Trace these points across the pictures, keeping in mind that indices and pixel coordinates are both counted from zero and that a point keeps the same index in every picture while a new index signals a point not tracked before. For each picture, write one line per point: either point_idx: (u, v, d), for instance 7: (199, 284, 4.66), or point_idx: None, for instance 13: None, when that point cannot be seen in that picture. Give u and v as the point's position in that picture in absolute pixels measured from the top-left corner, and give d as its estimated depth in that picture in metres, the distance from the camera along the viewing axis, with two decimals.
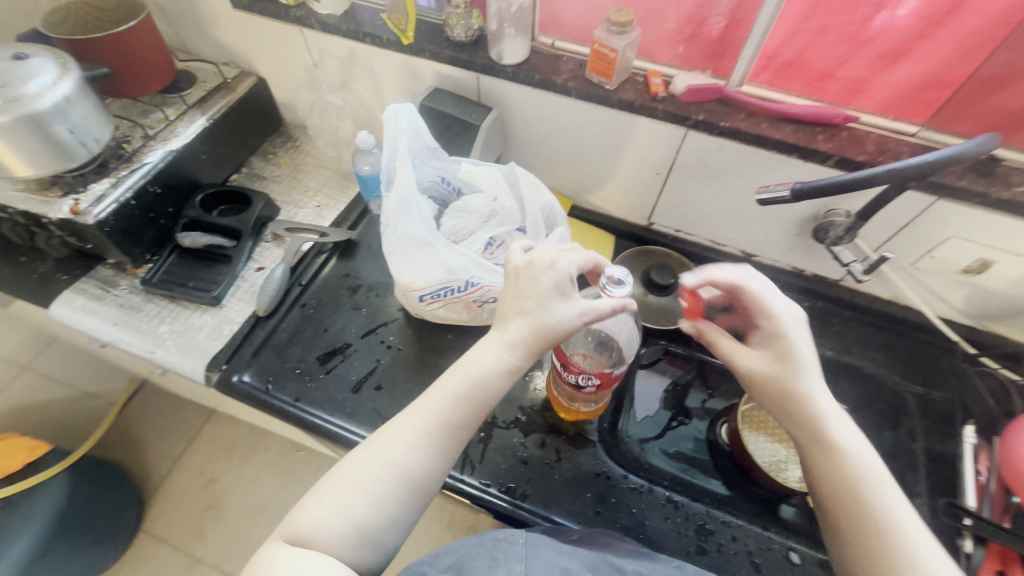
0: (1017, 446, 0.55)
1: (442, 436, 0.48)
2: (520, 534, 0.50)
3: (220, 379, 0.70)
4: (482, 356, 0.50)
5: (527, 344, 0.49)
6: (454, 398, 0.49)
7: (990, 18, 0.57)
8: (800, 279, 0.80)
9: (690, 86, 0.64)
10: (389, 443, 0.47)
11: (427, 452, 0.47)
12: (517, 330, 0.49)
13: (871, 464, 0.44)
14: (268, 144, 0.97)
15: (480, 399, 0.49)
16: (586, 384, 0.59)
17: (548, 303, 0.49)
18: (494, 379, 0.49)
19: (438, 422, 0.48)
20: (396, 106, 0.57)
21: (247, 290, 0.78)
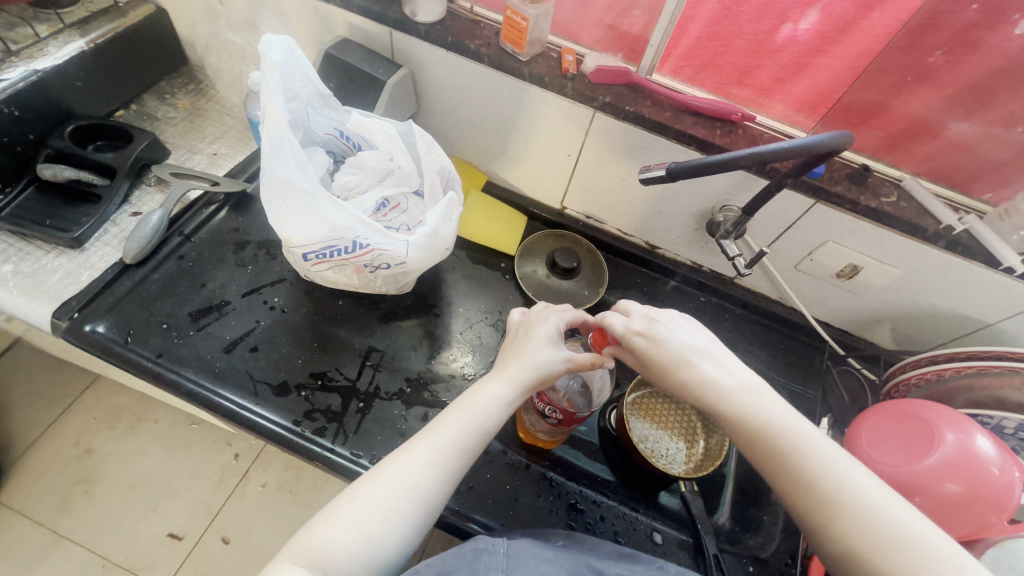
0: (858, 439, 0.57)
1: (455, 457, 0.47)
2: (501, 543, 0.47)
3: (68, 329, 0.62)
4: (488, 386, 0.51)
5: (536, 377, 0.52)
6: (467, 421, 0.49)
7: (876, 38, 0.60)
8: (699, 274, 0.83)
9: (599, 66, 0.64)
10: (400, 461, 0.46)
11: (442, 474, 0.46)
12: (520, 368, 0.52)
13: (773, 407, 0.43)
14: (167, 82, 0.89)
15: (486, 427, 0.49)
16: (551, 416, 0.61)
17: (540, 348, 0.54)
18: (495, 411, 0.50)
19: (449, 444, 0.48)
20: (265, 38, 0.53)
21: (115, 234, 0.70)
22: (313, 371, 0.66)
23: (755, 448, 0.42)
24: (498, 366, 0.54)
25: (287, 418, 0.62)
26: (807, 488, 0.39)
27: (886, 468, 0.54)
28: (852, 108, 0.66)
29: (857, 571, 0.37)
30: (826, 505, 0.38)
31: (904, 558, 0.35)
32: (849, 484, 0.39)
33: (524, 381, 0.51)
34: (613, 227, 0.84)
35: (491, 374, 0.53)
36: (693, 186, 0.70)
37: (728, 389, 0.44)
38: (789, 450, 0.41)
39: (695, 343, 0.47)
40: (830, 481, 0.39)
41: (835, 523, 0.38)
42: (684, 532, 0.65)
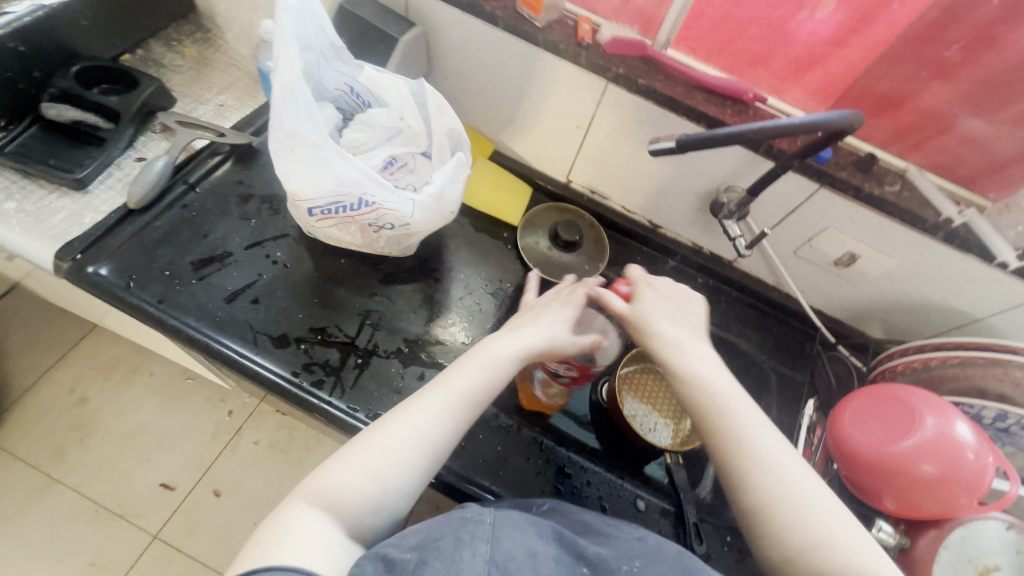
0: (843, 421, 0.59)
1: (464, 416, 0.49)
2: (489, 513, 0.44)
3: (71, 269, 0.63)
4: (498, 344, 0.53)
5: (545, 338, 0.54)
6: (478, 378, 0.51)
7: (892, 31, 0.60)
8: (699, 256, 0.84)
9: (615, 37, 0.64)
10: (410, 410, 0.48)
11: (454, 425, 0.48)
12: (533, 332, 0.54)
13: (713, 378, 0.50)
14: (174, 29, 0.87)
15: (495, 385, 0.51)
16: (562, 373, 0.65)
17: (553, 319, 0.56)
18: (505, 366, 0.52)
19: (460, 397, 0.49)
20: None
21: (119, 179, 0.70)
22: (312, 326, 0.67)
23: (693, 406, 0.49)
24: (508, 329, 0.56)
25: (286, 369, 0.63)
26: (733, 442, 0.46)
27: (870, 448, 0.56)
28: (863, 98, 0.66)
29: (765, 518, 0.43)
30: (743, 459, 0.45)
31: (803, 510, 0.42)
32: (767, 446, 0.46)
33: (535, 340, 0.54)
34: (617, 204, 0.84)
35: (500, 333, 0.55)
36: (700, 164, 0.70)
37: (680, 354, 0.51)
38: (723, 410, 0.47)
39: (692, 331, 0.54)
40: (729, 425, 0.47)
41: (751, 477, 0.44)
42: (667, 502, 0.66)
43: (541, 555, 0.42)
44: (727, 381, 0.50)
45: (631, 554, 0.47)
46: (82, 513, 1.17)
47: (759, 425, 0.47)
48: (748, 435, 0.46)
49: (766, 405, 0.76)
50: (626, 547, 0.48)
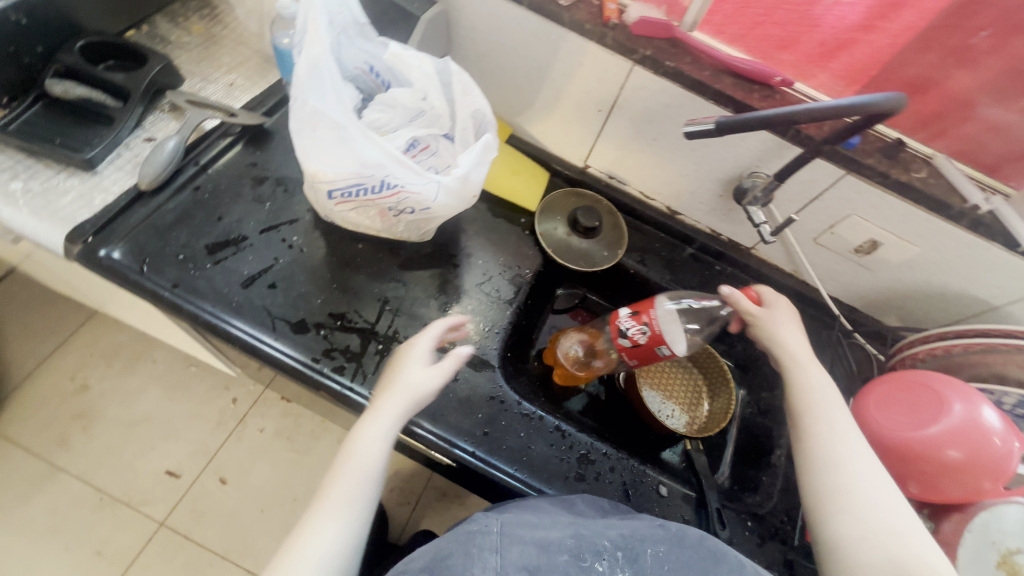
0: (866, 407, 0.60)
1: (365, 500, 0.50)
2: (494, 523, 0.50)
3: (84, 252, 0.61)
4: (365, 434, 0.52)
5: (408, 403, 0.54)
6: (359, 474, 0.51)
7: (922, 15, 0.59)
8: (716, 243, 0.83)
9: (642, 18, 0.63)
10: (304, 533, 0.48)
11: (359, 516, 0.49)
12: (393, 403, 0.53)
13: (822, 386, 0.56)
14: (179, 6, 0.84)
15: (372, 473, 0.51)
16: (630, 335, 0.65)
17: (411, 373, 0.56)
18: (375, 453, 0.51)
19: (343, 497, 0.49)
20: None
21: (129, 159, 0.68)
22: (331, 312, 0.66)
23: (799, 401, 0.55)
24: (372, 408, 0.54)
25: (306, 355, 0.62)
26: (828, 438, 0.51)
27: (895, 433, 0.56)
28: (890, 83, 0.65)
29: (835, 499, 0.48)
30: (832, 450, 0.51)
31: (869, 496, 0.47)
32: (851, 449, 0.50)
33: (396, 414, 0.53)
34: (635, 190, 0.83)
35: (363, 419, 0.53)
36: (724, 149, 0.69)
37: (801, 364, 0.58)
38: (824, 412, 0.53)
39: (801, 345, 0.60)
40: (823, 424, 0.53)
41: (835, 464, 0.50)
42: (689, 489, 0.65)
43: (553, 547, 0.47)
44: (831, 392, 0.55)
45: (655, 539, 0.50)
46: (86, 500, 1.16)
47: (849, 432, 0.52)
48: (837, 436, 0.51)
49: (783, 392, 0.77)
50: (649, 532, 0.50)
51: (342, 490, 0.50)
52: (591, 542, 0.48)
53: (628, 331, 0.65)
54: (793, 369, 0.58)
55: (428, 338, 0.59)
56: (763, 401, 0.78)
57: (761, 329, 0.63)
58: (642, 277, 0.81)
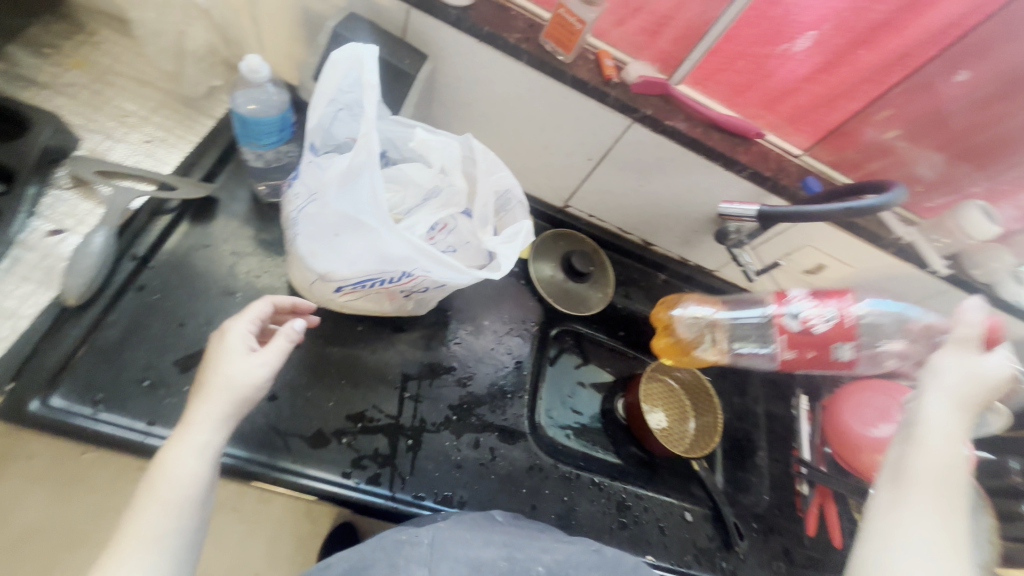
0: (838, 415, 0.72)
1: (177, 531, 0.40)
2: (425, 532, 0.50)
3: (6, 407, 0.46)
4: (176, 450, 0.42)
5: (229, 403, 0.44)
6: (168, 503, 0.40)
7: (856, 73, 0.66)
8: (685, 268, 0.90)
9: (643, 77, 0.64)
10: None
11: (174, 551, 0.40)
12: (211, 410, 0.43)
13: (949, 450, 0.41)
14: (40, 29, 0.63)
15: (188, 494, 0.41)
16: (799, 321, 0.64)
17: (229, 363, 0.45)
18: (189, 472, 0.41)
19: (147, 531, 0.39)
20: (367, 48, 0.42)
21: (34, 264, 0.52)
22: (349, 414, 0.59)
23: (903, 464, 0.42)
24: (183, 422, 0.43)
25: (335, 472, 0.55)
26: (904, 513, 0.40)
27: (862, 433, 0.69)
28: (833, 130, 0.73)
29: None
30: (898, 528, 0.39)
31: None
32: (932, 530, 0.39)
33: (213, 421, 0.43)
34: (614, 226, 0.86)
35: (173, 435, 0.42)
36: (707, 195, 0.74)
37: (933, 424, 0.43)
38: (920, 482, 0.40)
39: (959, 396, 0.44)
40: (919, 498, 0.40)
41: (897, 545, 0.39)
42: (705, 507, 0.74)
43: (485, 568, 0.48)
44: (956, 463, 0.41)
45: (588, 566, 0.51)
46: None
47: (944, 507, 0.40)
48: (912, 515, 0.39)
49: (754, 396, 0.86)
50: (582, 559, 0.52)
51: (142, 523, 0.39)
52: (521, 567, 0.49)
53: (800, 313, 0.64)
54: (926, 429, 0.42)
55: (248, 320, 0.48)
56: (737, 404, 0.85)
57: (945, 356, 0.46)
58: (629, 310, 0.86)
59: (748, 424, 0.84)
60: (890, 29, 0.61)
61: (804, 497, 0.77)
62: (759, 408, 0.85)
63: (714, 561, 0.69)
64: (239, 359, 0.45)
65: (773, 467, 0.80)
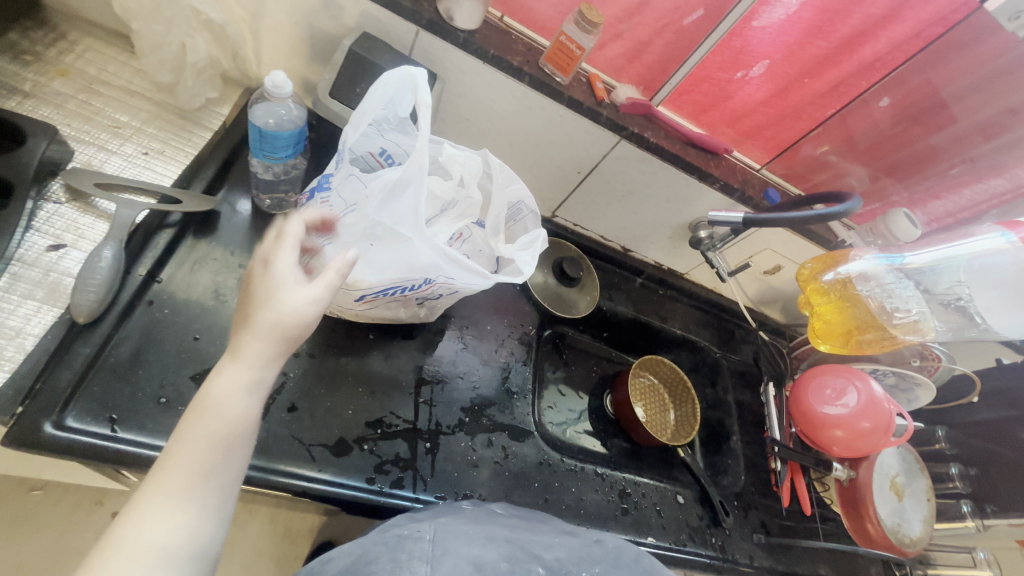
0: (801, 397, 0.82)
1: (225, 463, 0.38)
2: (428, 530, 0.47)
3: (17, 432, 0.44)
4: (224, 381, 0.39)
5: (285, 339, 0.41)
6: (218, 434, 0.38)
7: (803, 96, 0.75)
8: (659, 271, 0.97)
9: (631, 98, 0.71)
10: (130, 518, 0.34)
11: (219, 484, 0.37)
12: (264, 347, 0.40)
13: None
14: (16, 35, 0.60)
15: (237, 432, 0.39)
16: None
17: (281, 290, 0.42)
18: (237, 406, 0.39)
19: (193, 463, 0.36)
20: (420, 70, 0.45)
21: (36, 280, 0.49)
22: (368, 421, 0.60)
23: None
24: (231, 352, 0.40)
25: (360, 478, 0.56)
26: None
27: (825, 413, 0.78)
28: (787, 146, 0.82)
29: None
30: None
31: None
32: None
33: (267, 357, 0.41)
34: (596, 233, 0.92)
35: (222, 364, 0.39)
36: (682, 204, 0.82)
37: None
38: None
39: None
40: None
41: None
42: (693, 489, 0.81)
43: (489, 567, 0.44)
44: None
45: (591, 561, 0.50)
46: None
47: None
48: None
49: (724, 386, 0.95)
50: (586, 555, 0.51)
51: (186, 451, 0.37)
52: (525, 565, 0.46)
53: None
54: None
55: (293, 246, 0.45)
56: (710, 395, 0.95)
57: None
58: (612, 311, 0.91)
59: (721, 412, 0.93)
60: (830, 62, 0.71)
61: (778, 472, 0.84)
62: (729, 397, 0.94)
63: (706, 538, 0.75)
64: (293, 291, 0.42)
65: (747, 449, 0.89)
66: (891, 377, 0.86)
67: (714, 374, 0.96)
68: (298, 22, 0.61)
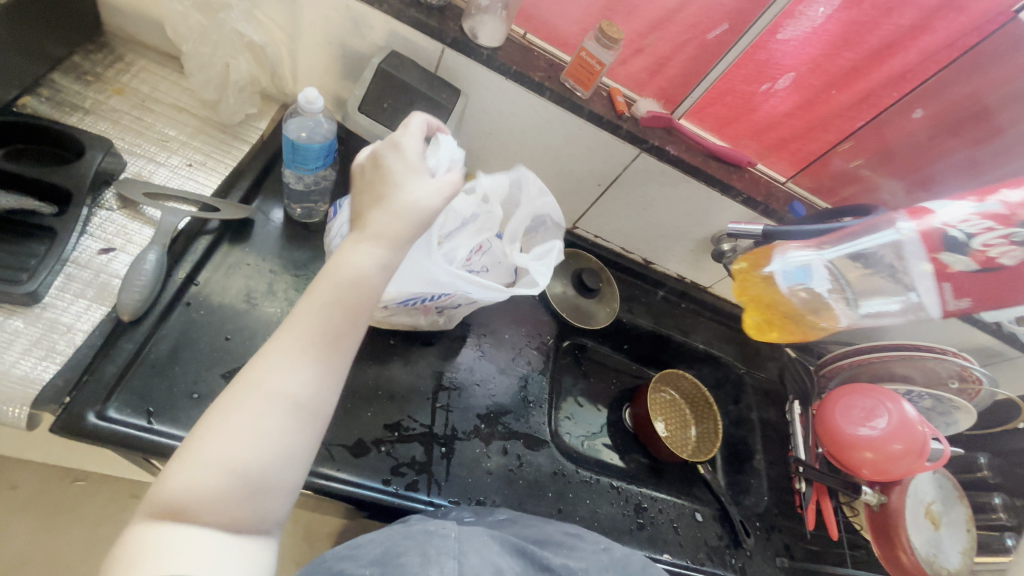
0: (829, 416, 0.79)
1: (345, 337, 0.41)
2: (453, 527, 0.47)
3: (64, 420, 0.47)
4: (357, 254, 0.42)
5: (415, 226, 0.43)
6: (343, 308, 0.41)
7: (830, 108, 0.74)
8: (682, 284, 0.96)
9: (651, 112, 0.71)
10: (262, 365, 0.38)
11: (338, 356, 0.41)
12: (393, 229, 0.42)
13: None
14: (81, 58, 0.66)
15: (359, 305, 0.42)
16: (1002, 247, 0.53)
17: (409, 179, 0.44)
18: (366, 279, 0.42)
19: (319, 331, 0.40)
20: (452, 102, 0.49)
21: (87, 281, 0.53)
22: (386, 423, 0.62)
23: None
24: (361, 227, 0.43)
25: (376, 479, 0.58)
26: None
27: (854, 433, 0.75)
28: (814, 158, 0.81)
29: None
30: None
31: None
32: None
33: (399, 241, 0.43)
34: (618, 245, 0.92)
35: (354, 238, 0.42)
36: (704, 217, 0.81)
37: None
38: None
39: None
40: None
41: None
42: (712, 507, 0.79)
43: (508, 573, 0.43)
44: None
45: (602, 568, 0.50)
46: None
47: None
48: None
49: (747, 404, 0.92)
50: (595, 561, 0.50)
51: (313, 315, 0.40)
52: None
53: (970, 240, 0.54)
54: None
55: (416, 138, 0.46)
56: (733, 412, 0.93)
57: None
58: (631, 323, 0.90)
59: (744, 429, 0.90)
60: (859, 73, 0.69)
61: (802, 493, 0.81)
62: (753, 415, 0.91)
63: (725, 558, 0.73)
64: (426, 184, 0.44)
65: (771, 469, 0.86)
66: (928, 400, 0.82)
67: (737, 390, 0.94)
68: (333, 42, 0.65)
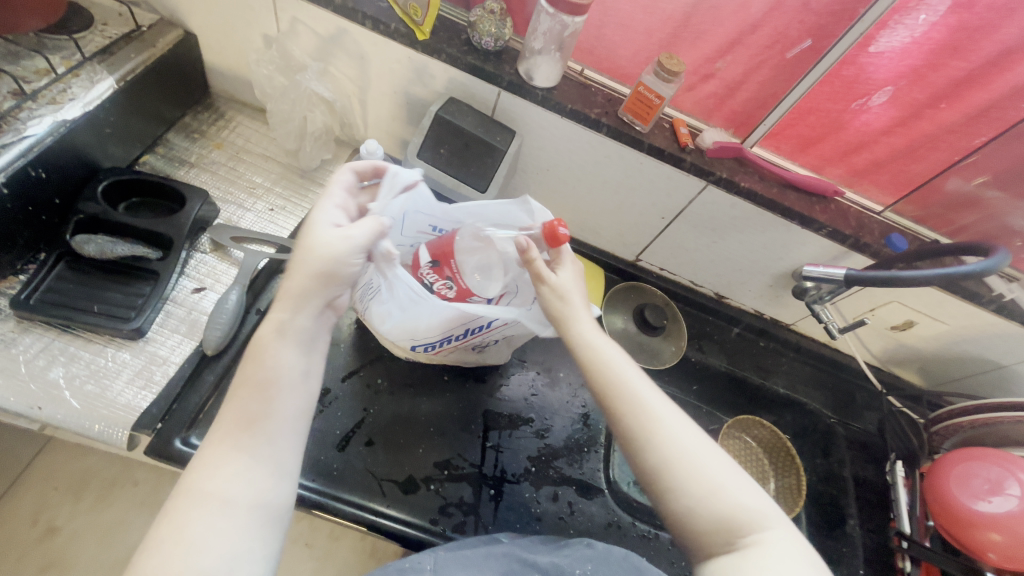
0: (940, 481, 0.68)
1: (267, 413, 0.42)
2: (428, 559, 0.47)
3: (155, 444, 0.53)
4: (269, 328, 0.44)
5: (333, 276, 0.45)
6: (258, 387, 0.42)
7: (938, 125, 0.64)
8: (759, 321, 0.89)
9: (718, 142, 0.67)
10: (190, 474, 0.39)
11: (266, 435, 0.42)
12: (299, 287, 0.44)
13: None
14: (190, 117, 0.76)
15: (275, 381, 0.43)
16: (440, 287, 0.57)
17: (320, 234, 0.45)
18: (283, 353, 0.44)
19: (237, 418, 0.41)
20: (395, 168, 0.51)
21: (181, 317, 0.60)
22: (437, 461, 0.63)
23: None
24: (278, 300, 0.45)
25: (424, 519, 0.58)
26: None
27: (969, 506, 0.63)
28: (918, 182, 0.70)
29: None
30: None
31: None
32: None
33: (311, 295, 0.44)
34: (686, 278, 0.87)
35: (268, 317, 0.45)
36: (781, 251, 0.74)
37: None
38: None
39: None
40: None
41: None
42: None
43: None
44: None
45: (582, 557, 0.48)
46: None
47: None
48: None
49: (839, 458, 0.82)
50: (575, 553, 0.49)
51: (234, 407, 0.42)
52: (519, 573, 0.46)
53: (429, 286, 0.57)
54: None
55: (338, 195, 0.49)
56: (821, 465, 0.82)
57: None
58: (703, 363, 0.86)
59: (834, 487, 0.80)
60: (974, 85, 0.59)
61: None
62: (846, 471, 0.80)
63: None
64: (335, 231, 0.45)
65: (868, 537, 0.75)
66: None
67: (826, 441, 0.83)
68: (397, 91, 0.68)
